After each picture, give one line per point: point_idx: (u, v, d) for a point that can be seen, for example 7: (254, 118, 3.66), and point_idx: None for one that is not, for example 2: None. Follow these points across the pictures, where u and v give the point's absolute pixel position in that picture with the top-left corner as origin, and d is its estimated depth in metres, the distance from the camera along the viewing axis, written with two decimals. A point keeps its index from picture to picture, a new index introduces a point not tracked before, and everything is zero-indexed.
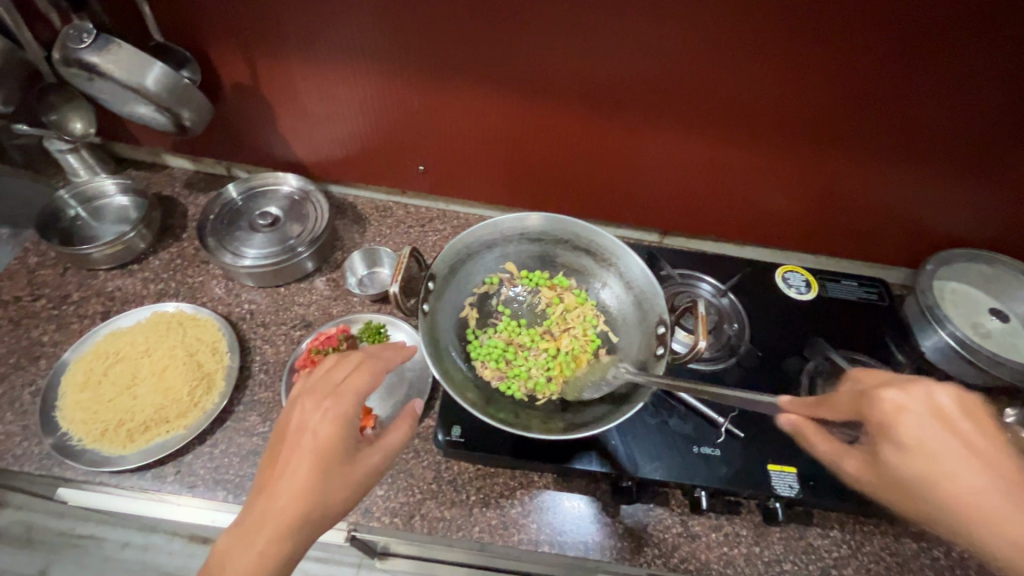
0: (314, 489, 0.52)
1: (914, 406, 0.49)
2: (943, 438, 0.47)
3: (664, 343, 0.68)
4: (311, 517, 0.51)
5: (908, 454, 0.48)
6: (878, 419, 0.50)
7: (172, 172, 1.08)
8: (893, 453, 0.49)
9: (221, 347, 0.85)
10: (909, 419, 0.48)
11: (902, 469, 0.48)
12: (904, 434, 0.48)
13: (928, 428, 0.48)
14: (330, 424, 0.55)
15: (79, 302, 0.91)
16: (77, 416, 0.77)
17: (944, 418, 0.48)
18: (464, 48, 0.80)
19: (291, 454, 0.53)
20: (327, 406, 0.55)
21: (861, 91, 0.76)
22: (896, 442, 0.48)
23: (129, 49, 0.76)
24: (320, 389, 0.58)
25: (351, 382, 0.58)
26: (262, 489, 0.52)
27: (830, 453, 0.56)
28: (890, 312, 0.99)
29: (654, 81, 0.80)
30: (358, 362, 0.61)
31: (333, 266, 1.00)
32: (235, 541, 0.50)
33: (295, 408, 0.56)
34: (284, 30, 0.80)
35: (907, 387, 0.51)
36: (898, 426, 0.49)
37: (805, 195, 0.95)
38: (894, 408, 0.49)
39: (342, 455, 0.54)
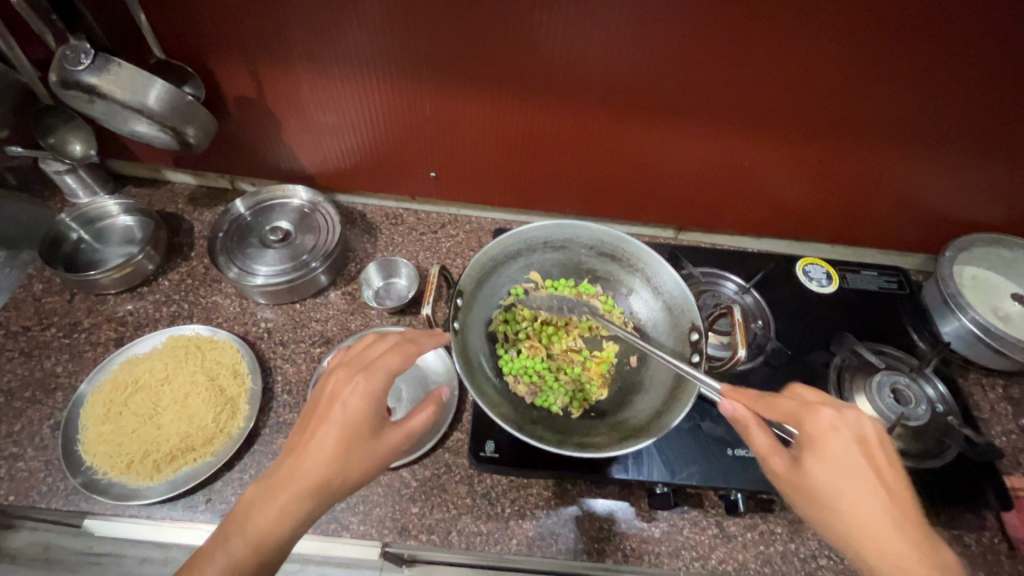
0: (339, 455, 0.51)
1: (844, 430, 0.51)
2: (860, 462, 0.50)
3: (699, 350, 0.67)
4: (334, 482, 0.51)
5: (827, 467, 0.50)
6: (810, 431, 0.52)
7: (174, 187, 1.05)
8: (816, 463, 0.50)
9: (242, 369, 0.83)
10: (836, 438, 0.51)
11: (819, 475, 0.50)
12: (826, 448, 0.50)
13: (849, 450, 0.50)
14: (359, 397, 0.54)
15: (90, 329, 0.89)
16: (100, 449, 0.75)
17: (866, 446, 0.50)
18: (475, 53, 0.77)
19: (321, 421, 0.53)
20: (357, 380, 0.54)
21: (888, 84, 0.74)
22: (820, 455, 0.50)
23: (129, 68, 0.72)
24: (355, 363, 0.57)
25: (383, 361, 0.56)
26: (291, 450, 0.53)
27: (762, 448, 0.54)
28: (910, 300, 0.99)
29: (672, 80, 0.78)
30: (395, 343, 0.59)
31: (347, 278, 0.98)
32: (260, 495, 0.50)
33: (330, 379, 0.56)
34: (289, 41, 0.77)
35: (841, 411, 0.53)
36: (826, 442, 0.51)
37: (823, 187, 0.94)
38: (827, 427, 0.52)
39: (369, 428, 0.53)
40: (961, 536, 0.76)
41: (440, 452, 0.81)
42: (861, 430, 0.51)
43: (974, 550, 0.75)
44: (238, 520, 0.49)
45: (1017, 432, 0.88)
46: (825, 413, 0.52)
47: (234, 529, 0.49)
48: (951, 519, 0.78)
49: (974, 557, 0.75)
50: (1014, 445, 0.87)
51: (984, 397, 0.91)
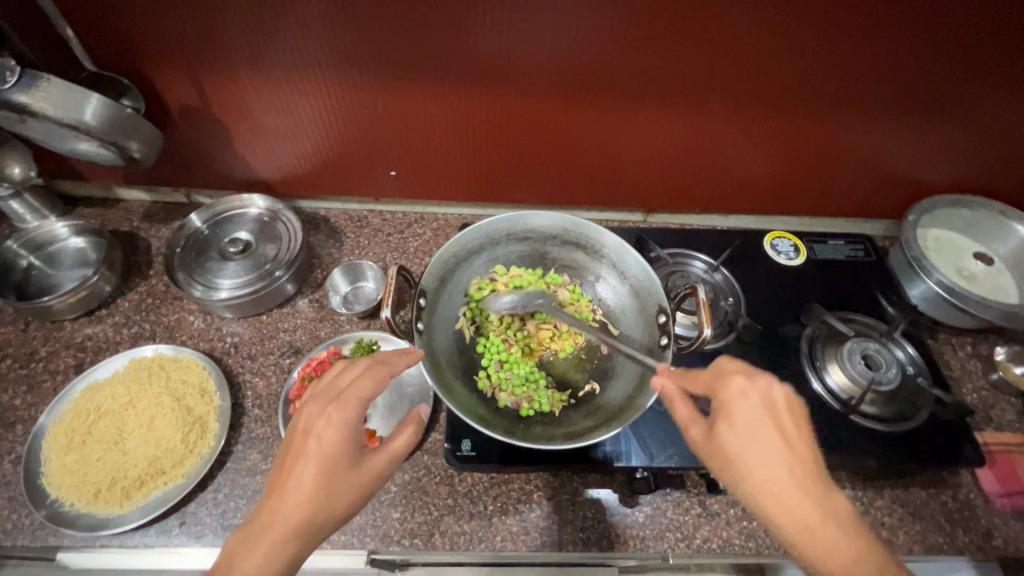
0: (321, 492, 0.51)
1: (753, 395, 0.51)
2: (767, 425, 0.50)
3: (667, 332, 0.66)
4: (318, 519, 0.50)
5: (735, 435, 0.50)
6: (722, 398, 0.52)
7: (128, 205, 1.02)
8: (725, 429, 0.50)
9: (209, 387, 0.81)
10: (745, 405, 0.51)
11: (728, 443, 0.50)
12: (734, 414, 0.50)
13: (759, 417, 0.50)
14: (334, 429, 0.53)
15: (48, 357, 0.85)
16: (64, 481, 0.73)
17: (772, 408, 0.51)
18: (422, 45, 0.76)
19: (297, 459, 0.52)
20: (330, 412, 0.53)
21: (842, 51, 0.74)
22: (730, 421, 0.50)
23: (60, 82, 0.69)
24: (325, 395, 0.56)
25: (354, 388, 0.55)
26: (270, 491, 0.52)
27: (684, 419, 0.54)
28: (877, 267, 1.00)
29: (625, 61, 0.77)
30: (366, 368, 0.58)
31: (314, 285, 0.96)
32: (243, 541, 0.49)
33: (301, 414, 0.55)
34: (228, 46, 0.75)
35: (754, 377, 0.53)
36: (736, 409, 0.51)
37: (784, 160, 0.94)
38: (738, 392, 0.52)
39: (347, 459, 0.53)
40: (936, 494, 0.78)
41: (418, 454, 0.80)
42: (771, 394, 0.51)
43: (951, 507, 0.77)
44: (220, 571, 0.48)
45: (987, 388, 0.90)
46: (735, 379, 0.53)
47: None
48: (926, 479, 0.79)
49: (951, 513, 0.77)
50: (984, 401, 0.88)
51: (953, 356, 0.93)
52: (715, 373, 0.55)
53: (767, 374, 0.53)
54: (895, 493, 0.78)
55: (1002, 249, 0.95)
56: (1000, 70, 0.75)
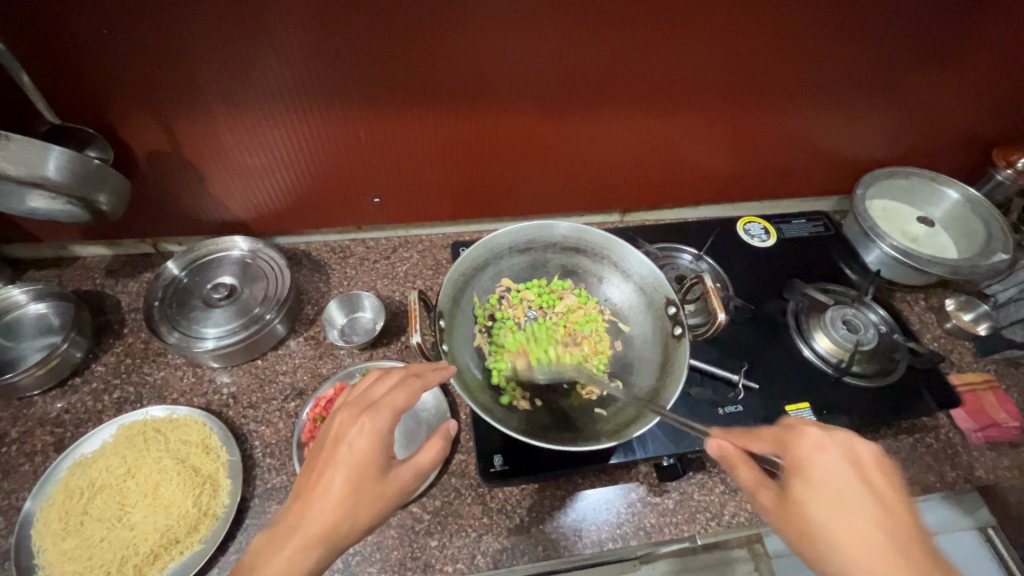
0: (349, 502, 0.49)
1: (832, 448, 0.50)
2: (853, 485, 0.48)
3: (679, 322, 0.69)
4: (344, 528, 0.49)
5: (816, 495, 0.48)
6: (794, 456, 0.51)
7: (87, 262, 0.95)
8: (805, 492, 0.48)
9: (214, 444, 0.76)
10: (823, 459, 0.49)
11: (809, 503, 0.47)
12: (814, 474, 0.49)
13: (839, 471, 0.48)
14: (367, 437, 0.52)
15: (20, 438, 0.78)
16: (66, 569, 0.66)
17: (860, 468, 0.49)
18: (403, 70, 0.76)
19: (327, 464, 0.51)
20: (363, 420, 0.52)
21: (796, 45, 0.80)
22: (807, 481, 0.49)
23: (21, 139, 0.63)
24: (358, 402, 0.55)
25: (389, 399, 0.54)
26: (298, 494, 0.50)
27: (750, 483, 0.52)
28: (837, 239, 1.09)
29: (600, 71, 0.81)
30: (400, 379, 0.57)
31: (307, 322, 0.93)
32: (265, 545, 0.48)
33: (334, 419, 0.54)
34: (203, 87, 0.72)
35: (830, 433, 0.51)
36: (812, 466, 0.49)
37: (746, 151, 1.01)
38: (814, 446, 0.50)
39: (376, 469, 0.51)
40: (922, 437, 0.85)
41: (445, 478, 0.79)
42: (851, 448, 0.50)
43: (936, 447, 0.84)
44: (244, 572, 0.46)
45: (945, 336, 1.00)
46: (810, 432, 0.51)
47: None
48: (911, 425, 0.86)
49: (938, 453, 0.84)
50: (944, 347, 0.98)
51: (911, 311, 1.03)
52: (782, 427, 0.54)
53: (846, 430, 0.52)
54: (889, 442, 0.84)
55: (937, 211, 1.06)
56: (926, 51, 0.85)
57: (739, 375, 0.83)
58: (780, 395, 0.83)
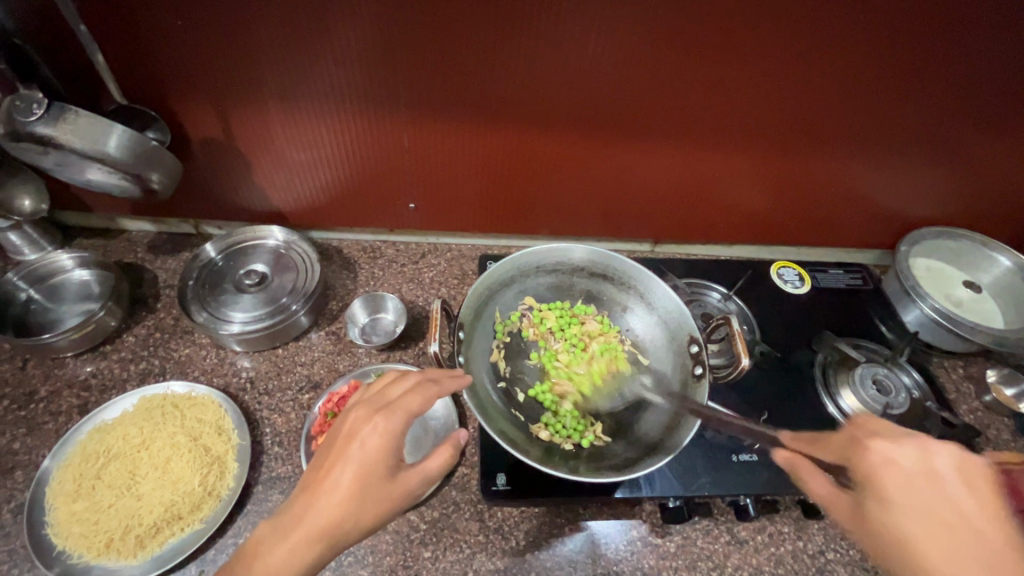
0: (354, 501, 0.50)
1: (905, 463, 0.47)
2: (930, 498, 0.45)
3: (701, 362, 0.68)
4: (345, 527, 0.49)
5: (894, 511, 0.46)
6: (861, 467, 0.49)
7: (132, 236, 0.99)
8: (875, 504, 0.47)
9: (227, 426, 0.78)
10: (893, 471, 0.47)
11: (898, 526, 0.45)
12: (887, 487, 0.47)
13: (914, 486, 0.46)
14: (378, 437, 0.52)
15: (49, 397, 0.81)
16: (73, 530, 0.68)
17: (935, 480, 0.46)
18: (451, 82, 0.77)
19: (337, 460, 0.51)
20: (377, 420, 0.52)
21: (851, 93, 0.79)
22: (880, 496, 0.47)
23: (88, 115, 0.68)
24: (374, 401, 0.55)
25: (404, 401, 0.54)
26: (306, 487, 0.51)
27: (823, 494, 0.53)
28: (875, 294, 1.05)
29: (647, 100, 0.81)
30: (416, 383, 0.57)
31: (330, 318, 0.94)
32: (270, 534, 0.49)
33: (349, 415, 0.54)
34: (261, 80, 0.75)
35: (897, 441, 0.49)
36: (879, 476, 0.48)
37: (790, 194, 0.99)
38: (882, 460, 0.48)
39: (385, 470, 0.51)
40: None
41: (446, 490, 0.78)
42: (926, 455, 0.47)
43: None
44: (247, 558, 0.47)
45: (982, 408, 0.95)
46: (876, 444, 0.49)
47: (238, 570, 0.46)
48: None
49: None
50: (981, 421, 0.93)
51: (949, 378, 0.98)
52: (850, 437, 0.53)
53: (920, 439, 0.49)
54: None
55: (986, 277, 1.01)
56: (988, 111, 0.82)
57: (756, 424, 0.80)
58: None
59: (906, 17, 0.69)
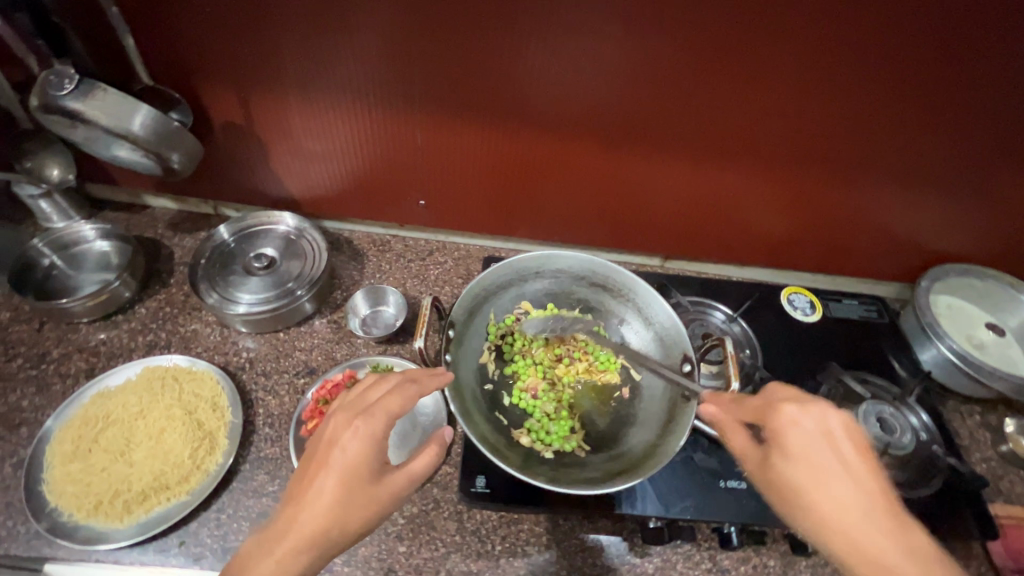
0: (339, 506, 0.49)
1: (805, 422, 0.50)
2: (823, 452, 0.49)
3: (692, 382, 0.67)
4: (333, 534, 0.49)
5: (792, 463, 0.49)
6: (773, 426, 0.51)
7: (154, 212, 1.03)
8: (782, 462, 0.50)
9: (221, 403, 0.80)
10: (798, 430, 0.50)
11: (788, 474, 0.49)
12: (790, 443, 0.50)
13: (814, 442, 0.49)
14: (359, 442, 0.52)
15: (60, 359, 0.84)
16: (66, 489, 0.71)
17: (830, 439, 0.49)
18: (465, 83, 0.78)
19: (320, 467, 0.51)
20: (357, 423, 0.52)
21: (873, 118, 0.77)
22: (785, 454, 0.50)
23: (115, 93, 0.71)
24: (354, 405, 0.55)
25: (384, 403, 0.54)
26: (290, 498, 0.51)
27: (740, 448, 0.55)
28: (890, 328, 1.01)
29: (661, 113, 0.80)
30: (396, 384, 0.57)
31: (333, 306, 0.96)
32: (256, 548, 0.48)
33: (330, 421, 0.54)
34: (282, 70, 0.77)
35: (806, 406, 0.51)
36: (787, 435, 0.50)
37: (807, 219, 0.96)
38: (788, 420, 0.51)
39: (369, 474, 0.51)
40: None
41: (427, 487, 0.78)
42: (827, 418, 0.50)
43: None
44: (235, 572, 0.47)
45: (997, 458, 0.90)
46: (788, 409, 0.51)
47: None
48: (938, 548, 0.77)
49: None
50: (993, 471, 0.88)
51: (963, 423, 0.93)
52: (765, 402, 0.55)
53: (820, 403, 0.52)
54: None
55: (1014, 321, 0.96)
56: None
57: None
58: None
59: (934, 44, 0.67)
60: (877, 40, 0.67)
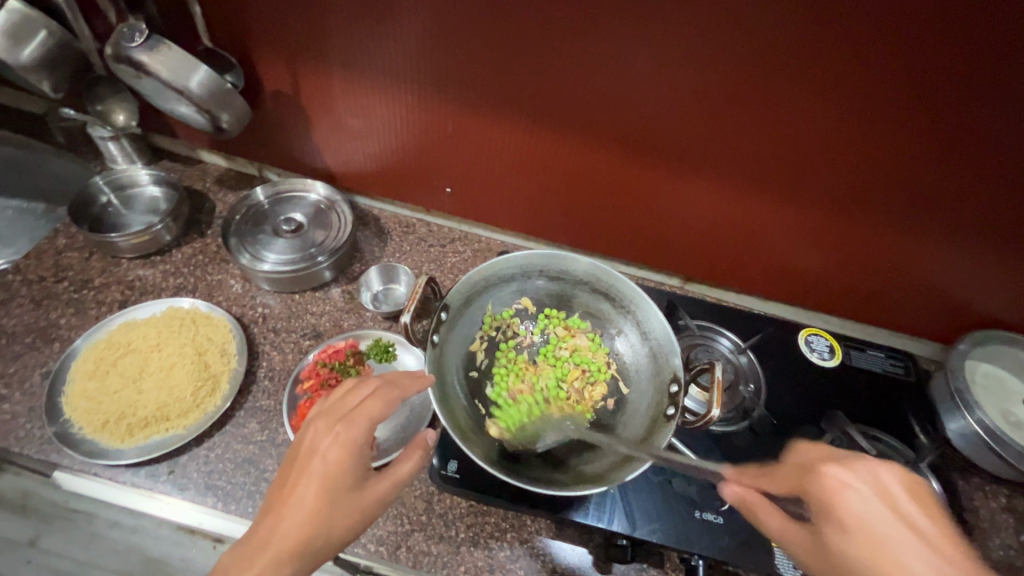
0: (320, 512, 0.51)
1: (858, 486, 0.50)
2: (885, 518, 0.48)
3: (675, 402, 0.66)
4: (316, 543, 0.50)
5: (851, 536, 0.48)
6: (818, 495, 0.51)
7: (205, 167, 1.10)
8: (837, 533, 0.49)
9: (230, 350, 0.85)
10: (854, 496, 0.49)
11: (845, 547, 0.48)
12: (846, 515, 0.49)
13: (870, 507, 0.49)
14: (339, 448, 0.53)
15: (100, 288, 0.92)
16: (81, 404, 0.78)
17: (888, 497, 0.49)
18: (497, 77, 0.79)
19: (301, 473, 0.52)
20: (337, 430, 0.54)
21: (917, 163, 0.72)
22: (840, 525, 0.49)
23: (178, 51, 0.77)
24: (334, 411, 0.57)
25: (363, 408, 0.56)
26: (270, 508, 0.51)
27: (776, 529, 0.55)
28: (916, 389, 0.94)
29: (690, 130, 0.78)
30: (376, 387, 0.59)
31: (349, 278, 1.00)
32: (238, 562, 0.49)
33: (309, 430, 0.55)
34: (329, 45, 0.81)
35: (850, 466, 0.52)
36: (843, 505, 0.49)
37: (841, 261, 0.91)
38: (836, 485, 0.51)
39: (351, 481, 0.53)
40: None
41: None
42: (876, 477, 0.51)
43: None
44: None
45: None
46: (833, 470, 0.52)
47: None
48: None
49: None
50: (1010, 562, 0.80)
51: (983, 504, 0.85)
52: (801, 468, 0.56)
53: (867, 462, 0.53)
54: None
55: None
56: None
57: None
58: None
59: (994, 90, 0.61)
60: (927, 80, 0.63)
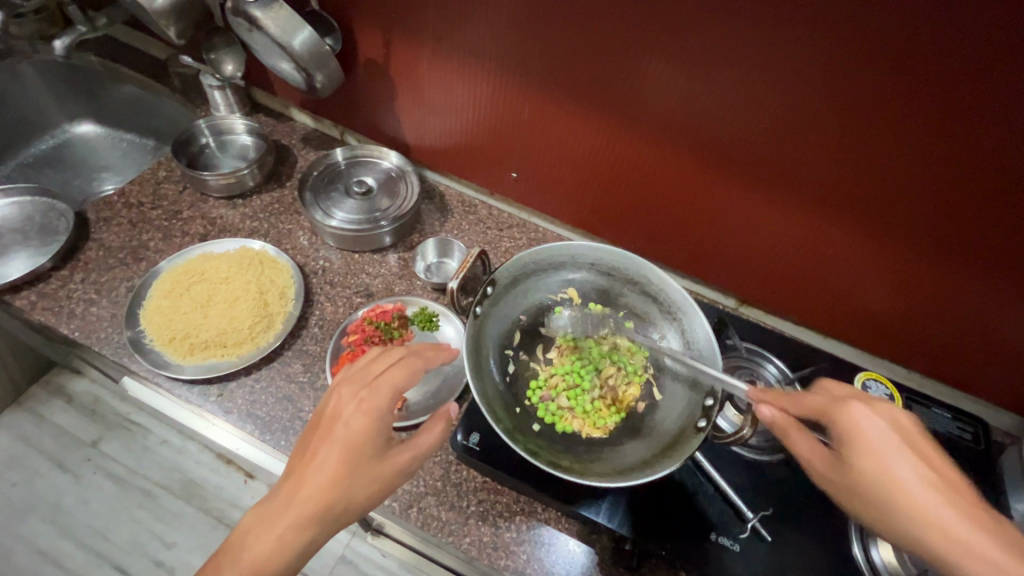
0: (342, 478, 0.52)
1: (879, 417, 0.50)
2: (902, 449, 0.48)
3: (707, 416, 0.64)
4: (338, 507, 0.52)
5: (869, 459, 0.48)
6: (841, 423, 0.51)
7: (294, 125, 1.18)
8: (854, 455, 0.49)
9: (288, 293, 0.91)
10: (870, 423, 0.50)
11: (863, 468, 0.48)
12: (865, 440, 0.49)
13: (889, 439, 0.49)
14: (363, 416, 0.55)
15: (186, 220, 1.01)
16: (155, 319, 0.86)
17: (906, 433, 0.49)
18: (576, 65, 0.79)
19: (325, 439, 0.54)
20: (361, 399, 0.56)
21: (1017, 208, 0.65)
22: (857, 447, 0.49)
23: (287, 11, 0.83)
24: (356, 378, 0.59)
25: (388, 379, 0.58)
26: (293, 472, 0.53)
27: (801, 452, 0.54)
28: (984, 458, 0.86)
29: (767, 142, 0.74)
30: (400, 357, 0.61)
31: (407, 246, 1.03)
32: (257, 523, 0.50)
33: (334, 396, 0.57)
34: (424, 18, 0.85)
35: (873, 406, 0.52)
36: (859, 429, 0.50)
37: (915, 307, 0.84)
38: (857, 414, 0.51)
39: (373, 449, 0.54)
40: None
41: None
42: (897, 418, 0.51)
43: None
44: (235, 544, 0.50)
45: None
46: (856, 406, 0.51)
47: (230, 558, 0.49)
48: None
49: None
50: None
51: None
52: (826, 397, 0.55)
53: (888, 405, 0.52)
54: None
55: None
56: None
57: (753, 514, 0.72)
58: (791, 567, 0.70)
59: None
60: None
